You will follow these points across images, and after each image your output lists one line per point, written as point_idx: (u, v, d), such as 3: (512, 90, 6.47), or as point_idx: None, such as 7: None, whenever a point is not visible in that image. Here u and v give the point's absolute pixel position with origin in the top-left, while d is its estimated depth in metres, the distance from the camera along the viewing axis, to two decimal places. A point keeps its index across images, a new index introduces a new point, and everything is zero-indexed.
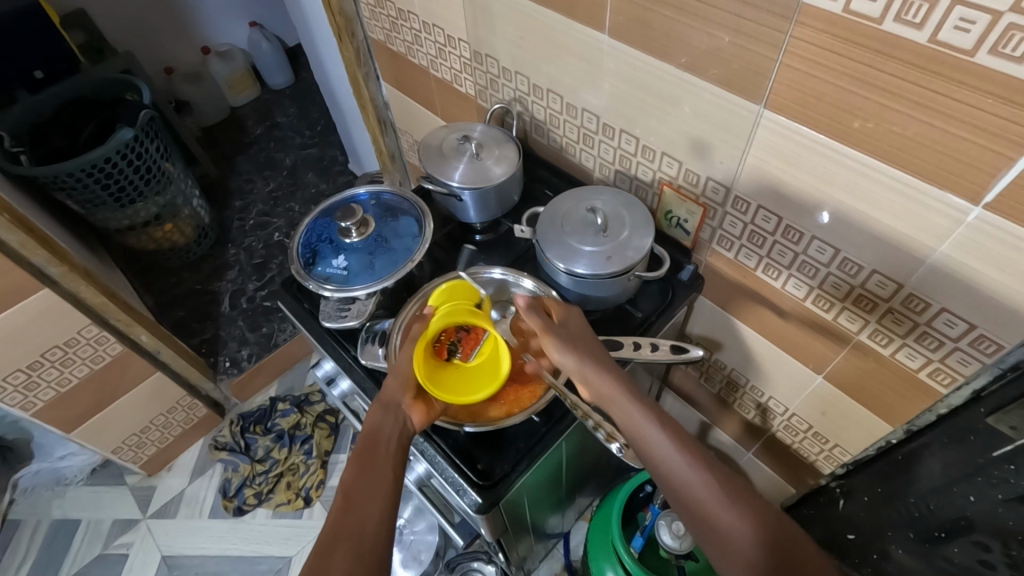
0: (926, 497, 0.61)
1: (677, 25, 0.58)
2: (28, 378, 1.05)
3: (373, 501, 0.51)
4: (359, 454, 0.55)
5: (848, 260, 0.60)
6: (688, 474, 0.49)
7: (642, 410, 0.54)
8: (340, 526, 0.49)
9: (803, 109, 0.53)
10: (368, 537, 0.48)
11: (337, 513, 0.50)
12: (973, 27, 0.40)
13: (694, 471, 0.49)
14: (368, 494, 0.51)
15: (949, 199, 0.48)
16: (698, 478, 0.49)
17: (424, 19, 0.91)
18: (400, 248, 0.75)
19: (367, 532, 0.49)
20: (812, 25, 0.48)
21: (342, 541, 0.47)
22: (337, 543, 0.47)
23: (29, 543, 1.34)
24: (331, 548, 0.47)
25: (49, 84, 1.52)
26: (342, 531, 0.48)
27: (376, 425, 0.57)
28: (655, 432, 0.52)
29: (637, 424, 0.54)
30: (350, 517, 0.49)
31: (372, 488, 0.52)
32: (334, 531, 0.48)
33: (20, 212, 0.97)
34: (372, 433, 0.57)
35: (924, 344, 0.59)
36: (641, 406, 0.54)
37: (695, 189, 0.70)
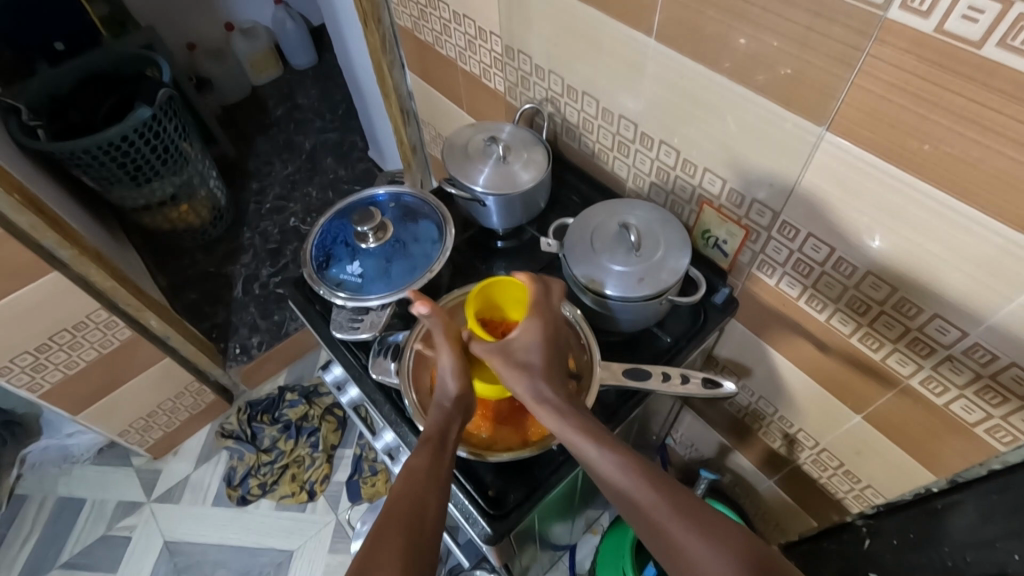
0: (963, 550, 0.50)
1: (732, 32, 0.53)
2: (35, 360, 1.03)
3: (435, 492, 0.49)
4: (424, 441, 0.54)
5: (906, 300, 0.55)
6: (678, 531, 0.45)
7: (619, 464, 0.49)
8: (399, 506, 0.48)
9: (872, 135, 0.48)
10: (423, 526, 0.47)
11: (398, 487, 0.49)
12: None
13: (682, 526, 0.45)
14: (431, 483, 0.50)
15: (996, 227, 0.45)
16: (696, 539, 0.44)
17: (455, 9, 0.86)
18: (418, 256, 0.71)
19: (425, 522, 0.47)
20: (894, 44, 0.43)
21: (398, 525, 0.46)
22: (397, 522, 0.46)
23: (34, 519, 1.34)
24: (385, 530, 0.46)
25: (69, 56, 1.50)
26: (396, 514, 0.47)
27: (441, 416, 0.56)
28: (636, 489, 0.47)
29: (614, 477, 0.49)
30: (409, 501, 0.48)
31: (434, 473, 0.51)
32: (394, 514, 0.47)
33: (30, 191, 0.94)
34: (436, 424, 0.55)
35: (983, 397, 0.54)
36: (618, 457, 0.49)
37: (738, 209, 0.65)
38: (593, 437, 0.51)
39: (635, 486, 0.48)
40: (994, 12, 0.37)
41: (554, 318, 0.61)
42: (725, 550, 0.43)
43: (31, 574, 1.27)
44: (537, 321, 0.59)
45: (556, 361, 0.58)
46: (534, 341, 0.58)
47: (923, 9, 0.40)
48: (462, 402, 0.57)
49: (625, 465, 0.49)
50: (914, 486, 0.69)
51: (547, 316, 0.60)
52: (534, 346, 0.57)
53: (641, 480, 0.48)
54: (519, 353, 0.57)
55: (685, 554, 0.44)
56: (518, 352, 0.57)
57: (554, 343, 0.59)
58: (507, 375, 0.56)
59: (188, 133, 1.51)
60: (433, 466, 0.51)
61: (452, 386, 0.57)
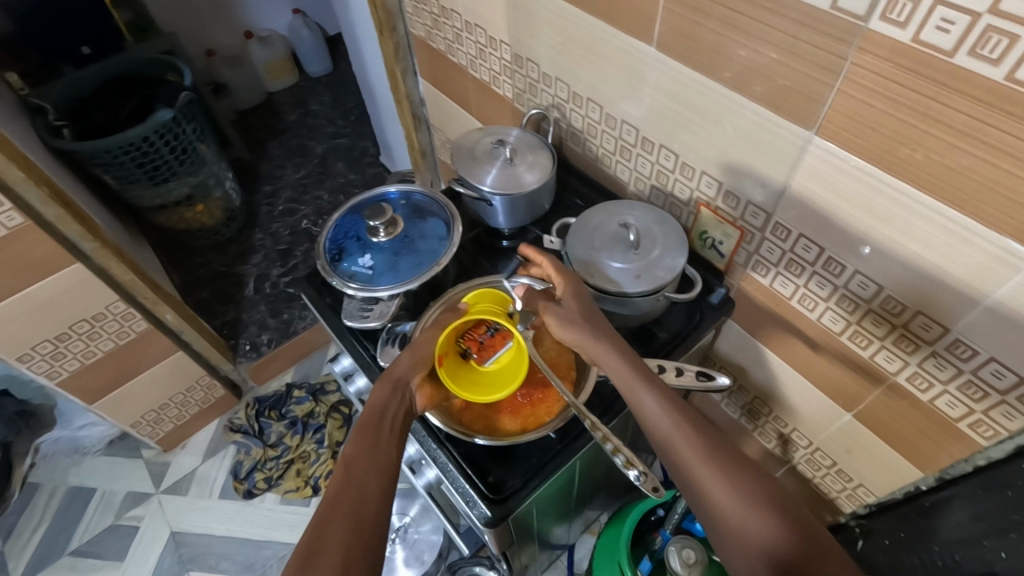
0: (952, 548, 0.51)
1: (729, 41, 0.56)
2: (55, 349, 1.07)
3: (374, 478, 0.50)
4: (359, 427, 0.54)
5: (891, 297, 0.57)
6: (705, 470, 0.47)
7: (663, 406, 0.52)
8: (338, 496, 0.48)
9: (857, 139, 0.51)
10: (366, 514, 0.47)
11: (337, 482, 0.49)
12: (1016, 46, 0.39)
13: (715, 470, 0.47)
14: (369, 469, 0.50)
15: (972, 226, 0.47)
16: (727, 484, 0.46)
17: (467, 19, 0.90)
18: (426, 250, 0.74)
19: (368, 512, 0.47)
20: (874, 53, 0.46)
21: (339, 516, 0.46)
22: (337, 511, 0.46)
23: (44, 508, 1.37)
24: (328, 521, 0.45)
25: (94, 60, 1.55)
26: (339, 505, 0.47)
27: (378, 398, 0.56)
28: (674, 431, 0.50)
29: (656, 417, 0.51)
30: (348, 491, 0.48)
31: (372, 460, 0.51)
32: (333, 506, 0.47)
33: (57, 185, 0.98)
34: (376, 406, 0.56)
35: (966, 393, 0.57)
36: (662, 401, 0.52)
37: (734, 211, 0.68)
38: (638, 372, 0.55)
39: (674, 428, 0.50)
40: (965, 23, 0.40)
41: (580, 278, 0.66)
42: (743, 491, 0.46)
43: (41, 562, 1.30)
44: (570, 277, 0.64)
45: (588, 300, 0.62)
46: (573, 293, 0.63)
47: (900, 21, 0.43)
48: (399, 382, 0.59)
49: (669, 409, 0.51)
50: (903, 484, 0.71)
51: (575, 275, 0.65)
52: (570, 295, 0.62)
53: (682, 424, 0.50)
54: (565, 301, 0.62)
55: (702, 489, 0.47)
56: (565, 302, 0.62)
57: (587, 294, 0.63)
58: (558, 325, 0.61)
59: (206, 135, 1.55)
60: (370, 453, 0.52)
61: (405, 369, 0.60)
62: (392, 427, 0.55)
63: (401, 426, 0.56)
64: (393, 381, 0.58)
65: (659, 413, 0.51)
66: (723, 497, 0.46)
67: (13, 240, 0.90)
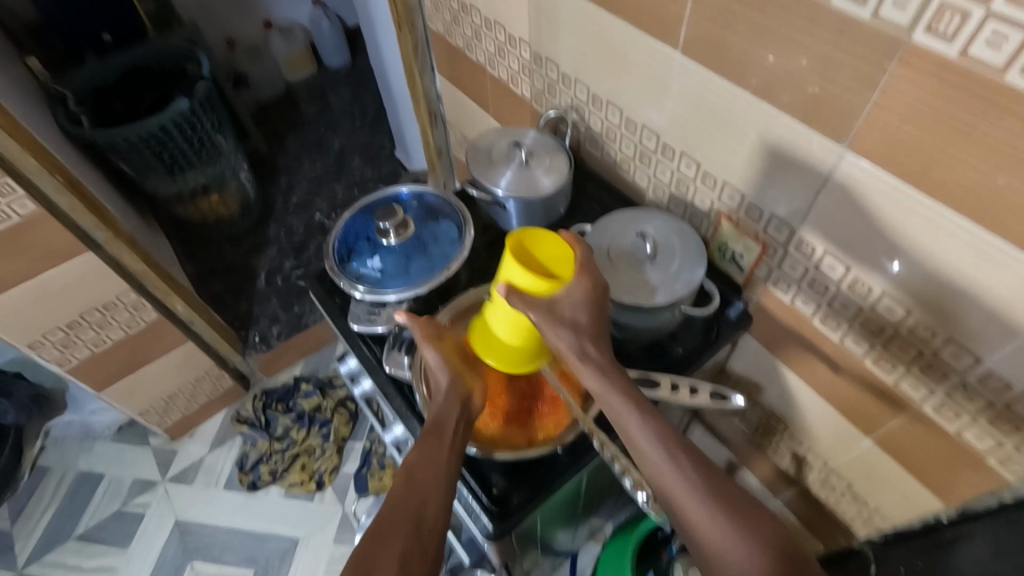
0: None
1: (761, 48, 0.53)
2: (66, 337, 1.07)
3: (435, 488, 0.49)
4: (424, 435, 0.53)
5: (921, 323, 0.55)
6: (687, 496, 0.46)
7: (647, 426, 0.50)
8: (397, 511, 0.47)
9: (892, 157, 0.48)
10: (423, 526, 0.46)
11: (397, 490, 0.48)
12: None
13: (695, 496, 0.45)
14: (430, 479, 0.49)
15: (1013, 253, 0.44)
16: (711, 511, 0.44)
17: (487, 16, 0.88)
18: (437, 254, 0.72)
19: (424, 524, 0.46)
20: (916, 67, 0.43)
21: (397, 529, 0.45)
22: (396, 527, 0.45)
23: (54, 491, 1.39)
24: (385, 534, 0.45)
25: (115, 47, 1.56)
26: (395, 517, 0.46)
27: (439, 408, 0.55)
28: (654, 451, 0.48)
29: (635, 435, 0.50)
30: (409, 501, 0.48)
31: (432, 467, 0.50)
32: (390, 518, 0.46)
33: (71, 175, 0.98)
34: (436, 417, 0.55)
35: (996, 426, 0.54)
36: (644, 421, 0.50)
37: (756, 225, 0.66)
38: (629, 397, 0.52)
39: (651, 448, 0.49)
40: (1018, 40, 0.37)
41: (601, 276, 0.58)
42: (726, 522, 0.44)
43: (49, 545, 1.32)
44: (582, 282, 0.56)
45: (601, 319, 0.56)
46: (580, 302, 0.56)
47: (947, 35, 0.41)
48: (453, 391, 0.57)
49: (653, 429, 0.49)
50: (921, 513, 0.69)
51: (595, 276, 0.57)
52: (580, 308, 0.55)
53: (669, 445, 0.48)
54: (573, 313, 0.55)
55: (684, 514, 0.45)
56: (563, 311, 0.55)
57: (601, 304, 0.57)
58: (546, 328, 0.54)
59: (223, 126, 1.55)
60: (430, 460, 0.51)
61: (444, 379, 0.58)
62: (454, 434, 0.54)
63: (464, 434, 0.55)
64: (451, 393, 0.56)
65: (682, 478, 0.46)
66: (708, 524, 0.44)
67: (26, 229, 0.90)
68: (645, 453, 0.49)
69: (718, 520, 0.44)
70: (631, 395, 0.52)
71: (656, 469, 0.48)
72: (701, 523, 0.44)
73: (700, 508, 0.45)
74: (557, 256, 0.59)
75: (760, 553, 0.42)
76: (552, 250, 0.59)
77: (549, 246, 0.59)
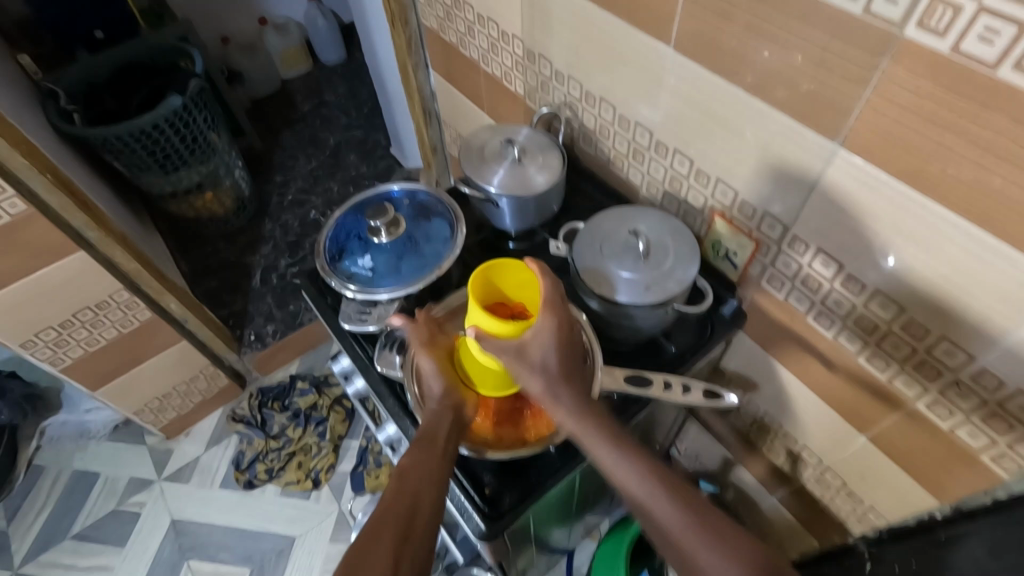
0: None
1: (752, 45, 0.52)
2: (59, 336, 1.06)
3: (424, 495, 0.53)
4: (416, 440, 0.56)
5: (913, 321, 0.54)
6: (681, 533, 0.47)
7: (634, 470, 0.50)
8: (387, 517, 0.51)
9: (884, 154, 0.48)
10: (409, 536, 0.50)
11: (387, 497, 0.53)
12: None
13: (693, 537, 0.46)
14: (419, 487, 0.53)
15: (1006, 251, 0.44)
16: (705, 545, 0.46)
17: (480, 13, 0.87)
18: (429, 253, 0.72)
19: (413, 528, 0.51)
20: (908, 63, 0.43)
21: (390, 531, 0.50)
22: (385, 533, 0.49)
23: (49, 490, 1.38)
24: (375, 540, 0.49)
25: (107, 44, 1.55)
26: (388, 520, 0.50)
27: (431, 418, 0.58)
28: (642, 491, 0.49)
29: (619, 474, 0.51)
30: (398, 508, 0.51)
31: (423, 473, 0.54)
32: (379, 523, 0.50)
33: (62, 173, 0.97)
34: (430, 425, 0.58)
35: (989, 424, 0.54)
36: (632, 466, 0.50)
37: (750, 221, 0.65)
38: (613, 440, 0.52)
39: (640, 489, 0.50)
40: (1011, 35, 0.37)
41: (569, 313, 0.59)
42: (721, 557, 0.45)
43: (45, 544, 1.31)
44: (552, 325, 0.56)
45: (573, 358, 0.57)
46: (550, 341, 0.56)
47: (939, 29, 0.40)
48: (446, 402, 0.60)
49: (638, 473, 0.50)
50: (914, 510, 0.69)
51: (563, 314, 0.57)
52: (549, 347, 0.56)
53: (655, 487, 0.49)
54: (541, 357, 0.56)
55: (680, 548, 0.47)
56: (533, 353, 0.55)
57: (571, 341, 0.57)
58: (519, 371, 0.56)
59: (217, 123, 1.54)
60: (423, 466, 0.54)
61: (436, 387, 0.61)
62: (446, 440, 0.57)
63: (456, 442, 0.58)
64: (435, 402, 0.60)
65: (669, 512, 0.48)
66: (702, 554, 0.46)
67: (17, 229, 0.90)
68: (635, 495, 0.50)
69: (708, 549, 0.46)
70: (613, 433, 0.52)
71: (644, 507, 0.49)
72: (692, 553, 0.46)
73: (694, 546, 0.46)
74: (524, 283, 0.64)
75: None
76: (521, 280, 0.64)
77: (515, 275, 0.64)
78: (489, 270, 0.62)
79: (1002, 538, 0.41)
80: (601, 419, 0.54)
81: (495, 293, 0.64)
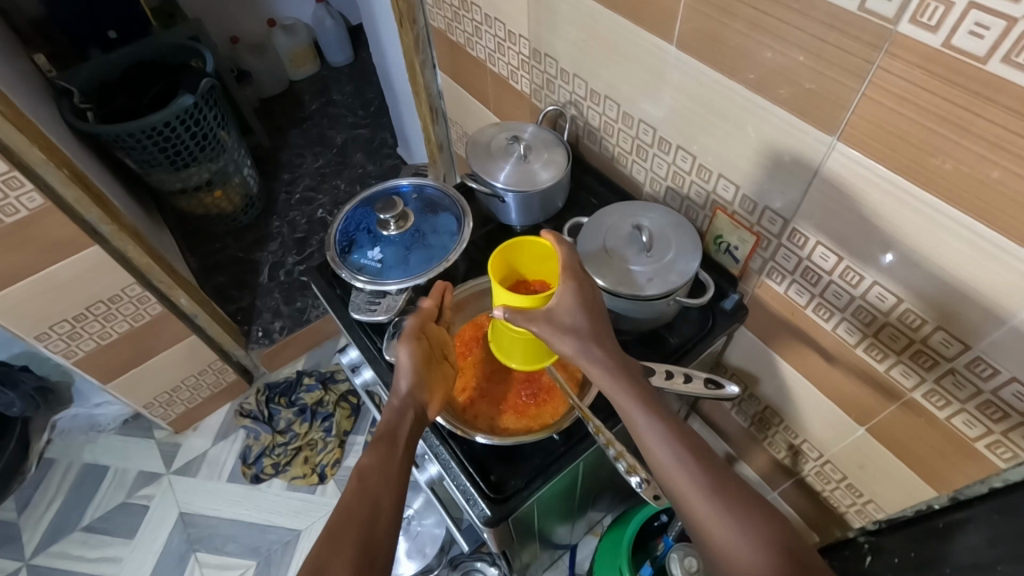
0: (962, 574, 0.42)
1: (754, 42, 0.54)
2: (72, 329, 1.09)
3: (388, 491, 0.51)
4: (374, 442, 0.55)
5: (910, 311, 0.56)
6: (694, 489, 0.47)
7: (660, 428, 0.50)
8: (350, 514, 0.48)
9: (882, 147, 0.49)
10: (376, 529, 0.48)
11: (348, 496, 0.50)
12: None
13: (707, 495, 0.46)
14: (382, 483, 0.51)
15: (999, 241, 0.45)
16: (717, 506, 0.46)
17: (487, 13, 0.89)
18: (436, 245, 0.74)
19: (376, 526, 0.48)
20: (904, 57, 0.44)
21: (351, 530, 0.47)
22: (347, 531, 0.47)
23: (60, 482, 1.41)
24: (340, 535, 0.46)
25: (120, 44, 1.58)
26: (352, 517, 0.48)
27: (393, 415, 0.57)
28: (664, 448, 0.49)
29: (643, 429, 0.51)
30: (362, 502, 0.49)
31: (385, 471, 0.52)
32: (346, 517, 0.48)
33: (78, 169, 0.99)
34: (389, 423, 0.57)
35: (986, 413, 0.55)
36: (658, 424, 0.51)
37: (750, 216, 0.67)
38: (640, 401, 0.53)
39: (660, 445, 0.50)
40: (1000, 29, 0.38)
41: (591, 278, 0.60)
42: (734, 516, 0.45)
43: (55, 535, 1.33)
44: (570, 287, 0.58)
45: (601, 322, 0.58)
46: (575, 306, 0.57)
47: (932, 25, 0.42)
48: (411, 398, 0.59)
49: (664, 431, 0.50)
50: (913, 501, 0.70)
51: (583, 278, 0.59)
52: (576, 311, 0.57)
53: (679, 446, 0.49)
54: (562, 316, 0.57)
55: (691, 506, 0.47)
56: (562, 317, 0.57)
57: (595, 305, 0.58)
58: (551, 338, 0.56)
59: (226, 122, 1.56)
60: (384, 467, 0.53)
61: (404, 384, 0.60)
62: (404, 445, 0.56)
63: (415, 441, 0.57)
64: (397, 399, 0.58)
65: (688, 472, 0.48)
66: (712, 514, 0.45)
67: (33, 222, 0.92)
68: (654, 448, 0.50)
69: (720, 513, 0.45)
70: (641, 393, 0.54)
71: (662, 465, 0.49)
72: (699, 512, 0.46)
73: (705, 503, 0.46)
74: (543, 257, 0.66)
75: (761, 540, 0.43)
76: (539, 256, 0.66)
77: (533, 250, 0.66)
78: (509, 253, 0.65)
79: (997, 518, 0.42)
80: (633, 377, 0.55)
81: (515, 271, 0.67)
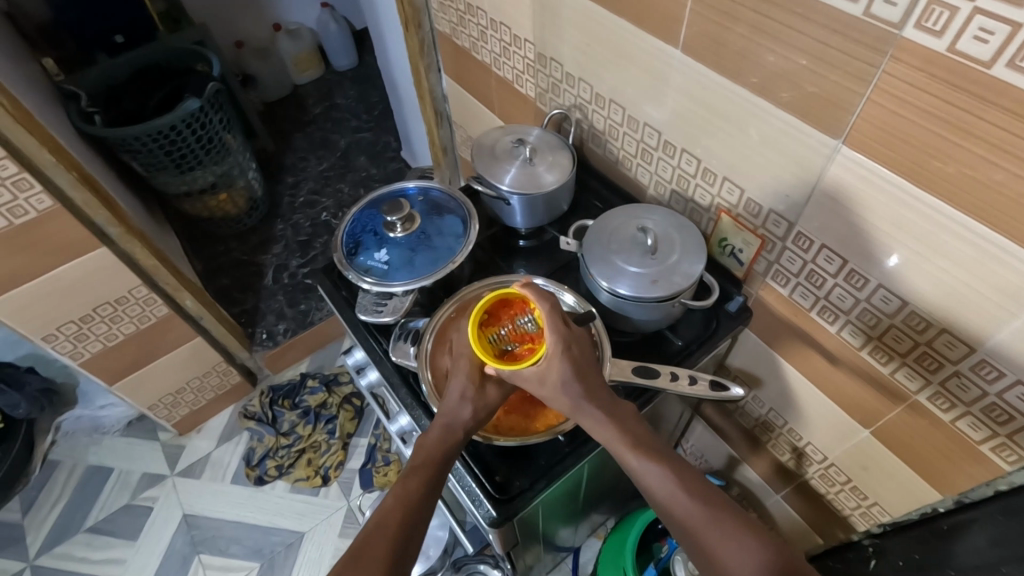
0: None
1: (758, 46, 0.54)
2: (78, 330, 1.09)
3: (419, 521, 0.51)
4: (412, 465, 0.54)
5: (914, 313, 0.56)
6: (699, 519, 0.48)
7: (654, 466, 0.51)
8: (377, 536, 0.49)
9: (886, 150, 0.50)
10: (402, 552, 0.48)
11: (377, 518, 0.50)
12: None
13: (712, 523, 0.47)
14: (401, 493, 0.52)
15: (997, 241, 0.46)
16: (721, 533, 0.46)
17: (492, 17, 0.90)
18: (442, 248, 0.74)
19: (404, 556, 0.48)
20: (907, 62, 0.45)
21: (379, 552, 0.47)
22: (373, 554, 0.47)
23: (64, 484, 1.41)
24: (363, 556, 0.47)
25: (127, 48, 1.59)
26: (377, 542, 0.48)
27: (436, 440, 0.56)
28: (662, 485, 0.50)
29: (640, 468, 0.51)
30: (392, 531, 0.49)
31: (420, 501, 0.52)
32: (370, 540, 0.48)
33: (86, 171, 1.00)
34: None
35: (990, 415, 0.55)
36: (653, 462, 0.51)
37: (755, 219, 0.67)
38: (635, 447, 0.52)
39: (659, 482, 0.50)
40: (1004, 34, 0.39)
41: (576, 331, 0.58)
42: (740, 543, 0.45)
43: (59, 537, 1.34)
44: (558, 350, 0.56)
45: (594, 377, 0.57)
46: (566, 367, 0.56)
47: (936, 30, 0.42)
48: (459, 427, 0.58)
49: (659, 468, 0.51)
50: (917, 503, 0.70)
51: (570, 335, 0.57)
52: (564, 372, 0.56)
53: (677, 481, 0.50)
54: (550, 378, 0.56)
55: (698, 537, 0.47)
56: (551, 378, 0.56)
57: (587, 363, 0.57)
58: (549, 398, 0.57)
59: (232, 125, 1.57)
60: (418, 493, 0.52)
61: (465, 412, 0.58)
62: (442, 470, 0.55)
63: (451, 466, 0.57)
64: (445, 423, 0.57)
65: (688, 507, 0.48)
66: (719, 542, 0.46)
67: (41, 224, 0.92)
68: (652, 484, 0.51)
69: (725, 541, 0.46)
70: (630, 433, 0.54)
71: (663, 499, 0.50)
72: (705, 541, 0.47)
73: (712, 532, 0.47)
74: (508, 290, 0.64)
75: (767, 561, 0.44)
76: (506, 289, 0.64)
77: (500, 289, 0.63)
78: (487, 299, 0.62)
79: (999, 520, 0.42)
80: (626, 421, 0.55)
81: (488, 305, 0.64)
